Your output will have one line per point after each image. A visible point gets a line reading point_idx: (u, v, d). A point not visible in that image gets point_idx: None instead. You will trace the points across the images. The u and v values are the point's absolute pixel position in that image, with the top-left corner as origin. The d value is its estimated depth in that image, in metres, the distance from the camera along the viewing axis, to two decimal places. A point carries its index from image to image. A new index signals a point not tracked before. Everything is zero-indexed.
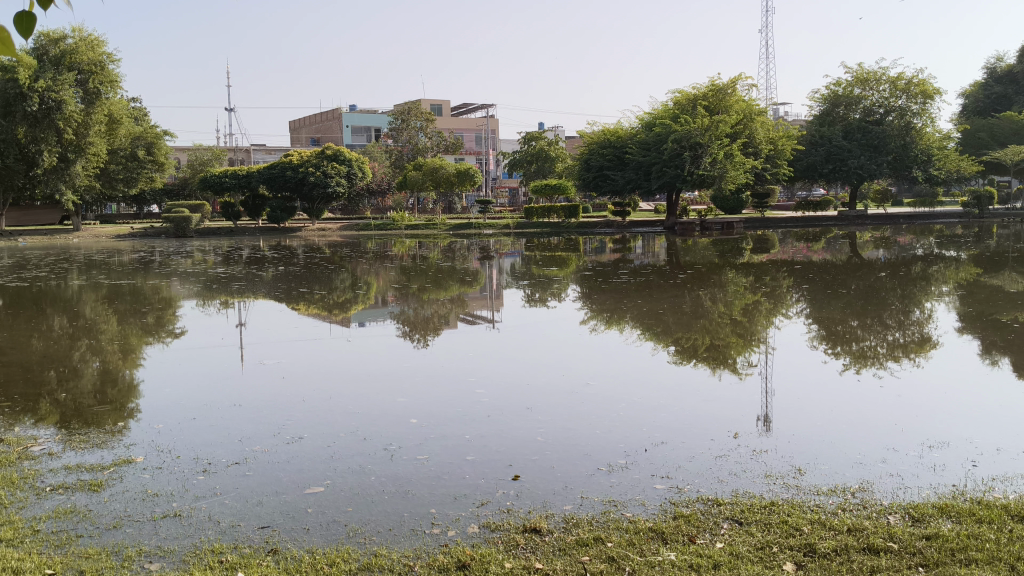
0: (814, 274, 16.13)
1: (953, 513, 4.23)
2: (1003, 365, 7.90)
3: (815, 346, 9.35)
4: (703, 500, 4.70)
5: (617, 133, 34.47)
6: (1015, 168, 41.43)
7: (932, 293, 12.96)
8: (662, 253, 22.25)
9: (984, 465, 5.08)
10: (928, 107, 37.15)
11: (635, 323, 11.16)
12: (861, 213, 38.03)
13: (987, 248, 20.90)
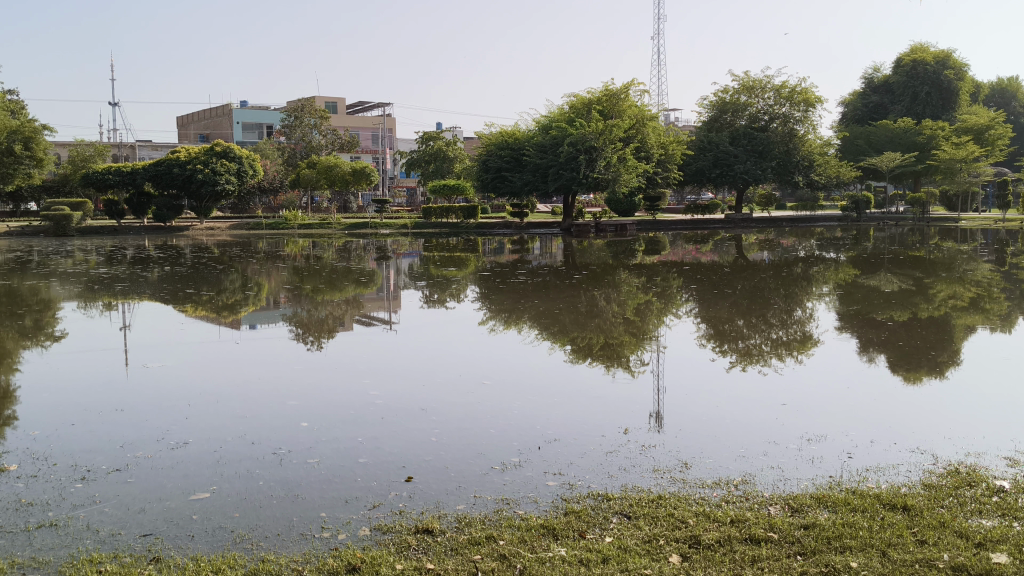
0: (702, 275, 16.58)
1: (830, 503, 4.40)
2: (879, 362, 8.27)
3: (704, 344, 9.60)
4: (594, 495, 4.77)
5: (515, 135, 34.63)
6: (890, 175, 43.59)
7: (813, 294, 13.50)
8: (557, 253, 22.56)
9: (858, 456, 5.31)
10: (810, 115, 38.60)
11: (532, 323, 11.23)
12: (747, 216, 39.30)
13: (863, 250, 21.95)
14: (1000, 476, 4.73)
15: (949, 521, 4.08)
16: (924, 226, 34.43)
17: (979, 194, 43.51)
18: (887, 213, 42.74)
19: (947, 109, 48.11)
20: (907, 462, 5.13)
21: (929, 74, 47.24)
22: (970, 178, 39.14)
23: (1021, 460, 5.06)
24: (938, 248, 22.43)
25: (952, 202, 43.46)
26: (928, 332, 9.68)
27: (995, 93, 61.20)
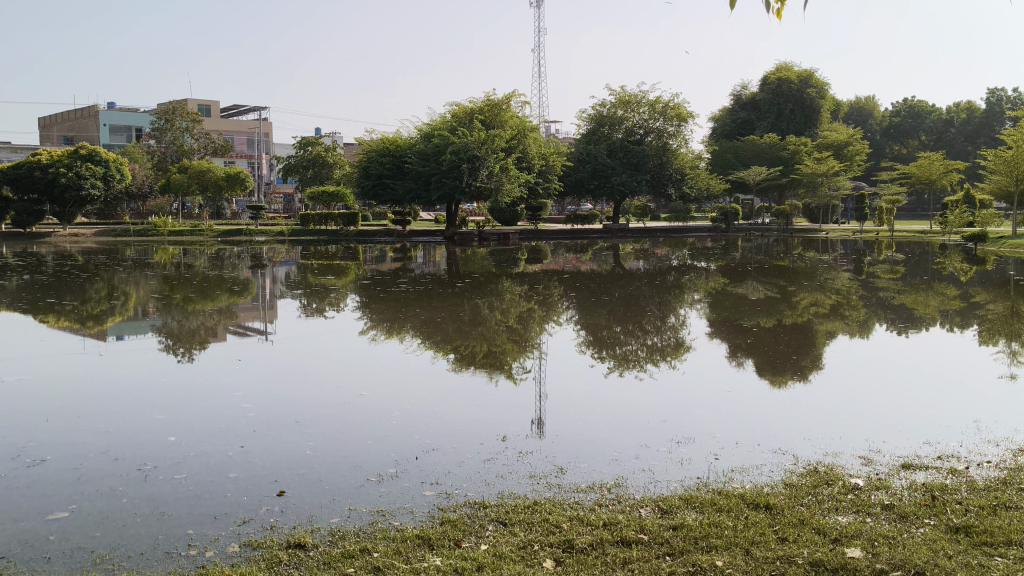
0: (581, 283, 16.90)
1: (698, 504, 4.54)
2: (748, 367, 8.60)
3: (584, 350, 9.77)
4: (470, 504, 4.77)
5: (396, 142, 34.33)
6: (758, 188, 45.53)
7: (685, 301, 13.96)
8: (438, 262, 22.56)
9: (725, 458, 5.50)
10: (682, 130, 40.05)
11: (414, 332, 11.15)
12: (624, 227, 40.29)
13: (732, 259, 22.88)
14: (855, 474, 4.98)
15: (808, 518, 4.27)
16: (788, 237, 36.15)
17: (839, 207, 45.99)
18: (755, 224, 44.58)
19: (809, 126, 50.68)
20: (769, 463, 5.34)
21: (792, 92, 49.63)
22: (830, 191, 41.36)
23: (874, 458, 5.34)
24: (800, 257, 23.65)
25: (814, 214, 45.77)
26: (791, 338, 10.14)
27: (853, 110, 64.87)
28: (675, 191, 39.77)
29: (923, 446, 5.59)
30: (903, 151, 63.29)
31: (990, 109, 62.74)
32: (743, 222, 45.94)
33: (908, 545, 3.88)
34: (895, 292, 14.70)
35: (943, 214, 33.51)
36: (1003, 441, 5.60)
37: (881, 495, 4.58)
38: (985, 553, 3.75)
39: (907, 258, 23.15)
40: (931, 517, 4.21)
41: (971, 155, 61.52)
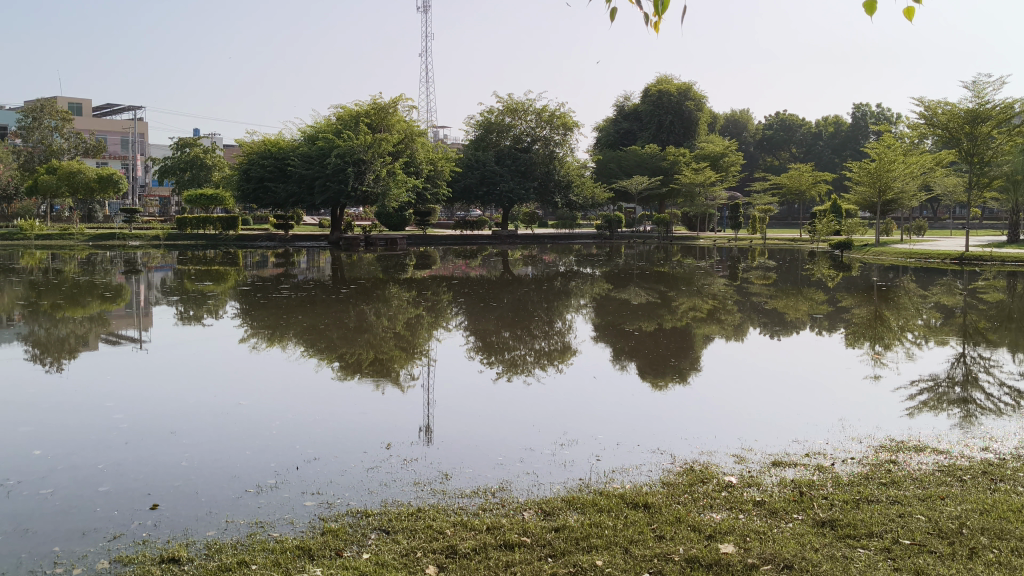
0: (469, 289, 16.92)
1: (579, 505, 4.62)
2: (631, 369, 8.79)
3: (472, 356, 9.79)
4: (352, 513, 4.71)
5: (278, 144, 33.57)
6: (640, 197, 46.62)
7: (572, 307, 14.14)
8: (323, 267, 22.24)
9: (606, 459, 5.61)
10: (568, 139, 40.73)
11: (297, 340, 10.92)
12: (512, 233, 40.57)
13: (616, 265, 23.42)
14: (728, 472, 5.17)
15: (684, 516, 4.40)
16: (669, 244, 37.18)
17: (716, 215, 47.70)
18: (638, 231, 45.66)
19: (688, 137, 52.31)
20: (648, 463, 5.48)
21: (672, 104, 51.12)
22: (708, 201, 42.86)
23: (746, 456, 5.55)
24: (679, 263, 24.40)
25: (692, 222, 47.27)
26: (672, 342, 10.43)
27: (728, 122, 67.34)
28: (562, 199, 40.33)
29: (793, 444, 5.84)
30: (776, 163, 66.09)
31: (856, 123, 66.13)
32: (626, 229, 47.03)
33: (778, 540, 4.04)
34: (768, 296, 15.35)
35: (812, 223, 35.25)
36: (866, 438, 5.89)
37: (752, 492, 4.77)
38: (849, 545, 3.95)
39: (779, 264, 24.25)
40: (799, 512, 4.39)
41: (837, 167, 64.84)
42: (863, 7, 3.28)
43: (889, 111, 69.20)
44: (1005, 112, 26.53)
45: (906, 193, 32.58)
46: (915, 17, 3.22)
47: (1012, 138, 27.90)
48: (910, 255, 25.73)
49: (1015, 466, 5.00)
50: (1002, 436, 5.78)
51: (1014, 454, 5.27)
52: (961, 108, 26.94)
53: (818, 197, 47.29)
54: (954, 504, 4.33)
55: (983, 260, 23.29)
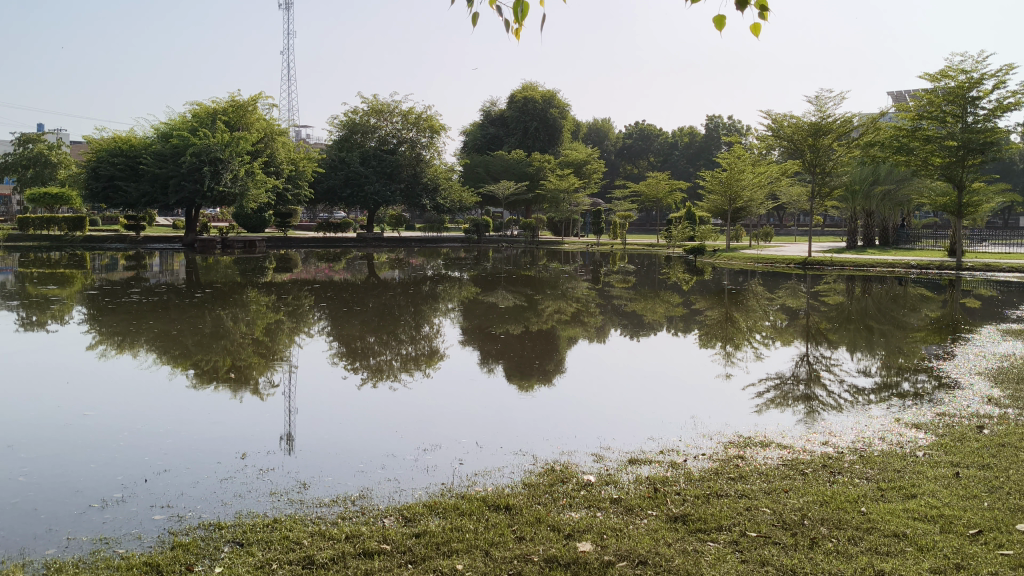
0: (332, 293, 16.66)
1: (440, 509, 4.61)
2: (497, 372, 8.86)
3: (335, 362, 9.61)
4: (204, 526, 4.54)
5: (130, 141, 32.11)
6: (507, 201, 47.09)
7: (439, 310, 14.13)
8: (178, 269, 21.41)
9: (468, 463, 5.62)
10: (435, 142, 40.78)
11: (149, 346, 10.44)
12: (377, 235, 40.16)
13: (482, 269, 23.55)
14: (587, 470, 5.27)
15: (544, 516, 4.45)
16: (535, 248, 37.73)
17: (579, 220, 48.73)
18: (504, 235, 46.05)
19: (552, 143, 53.28)
20: (510, 464, 5.52)
21: (537, 111, 51.92)
22: (571, 207, 43.76)
23: (604, 455, 5.68)
24: (544, 267, 24.83)
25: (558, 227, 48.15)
26: (536, 344, 10.53)
27: (591, 130, 69.02)
28: (429, 202, 40.25)
29: (648, 441, 6.02)
30: (635, 170, 68.14)
31: (710, 134, 69.06)
32: (491, 233, 47.42)
33: (634, 536, 4.15)
34: (628, 299, 15.78)
35: (668, 229, 36.55)
36: (716, 434, 6.14)
37: (610, 489, 4.88)
38: (699, 539, 4.09)
39: (639, 268, 25.02)
40: (653, 508, 4.53)
41: (693, 176, 67.53)
42: (713, 22, 3.43)
43: (740, 123, 72.61)
44: (844, 126, 28.30)
45: (755, 201, 34.24)
46: (759, 34, 3.42)
47: (851, 151, 29.79)
48: (759, 260, 27.03)
49: (851, 458, 5.32)
50: (840, 431, 6.13)
51: (851, 447, 5.62)
52: (805, 121, 28.50)
53: (676, 204, 49.06)
54: (797, 497, 4.56)
55: (824, 265, 24.72)
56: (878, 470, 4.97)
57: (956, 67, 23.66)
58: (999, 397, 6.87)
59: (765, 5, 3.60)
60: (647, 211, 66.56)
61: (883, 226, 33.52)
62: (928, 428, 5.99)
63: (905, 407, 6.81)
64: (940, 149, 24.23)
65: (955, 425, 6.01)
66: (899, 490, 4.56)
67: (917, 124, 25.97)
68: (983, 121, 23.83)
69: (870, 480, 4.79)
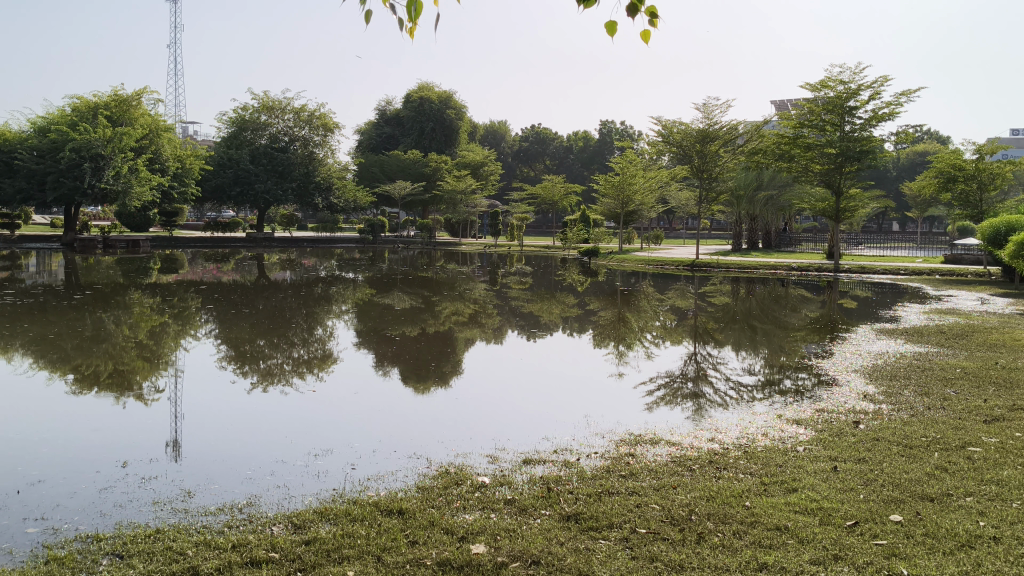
0: (220, 294, 16.22)
1: (331, 515, 4.53)
2: (392, 375, 8.76)
3: (224, 366, 9.33)
4: (81, 538, 4.34)
5: (3, 135, 30.48)
6: (402, 202, 46.84)
7: (331, 312, 13.92)
8: (55, 270, 20.41)
9: (361, 467, 5.54)
10: (329, 140, 40.29)
11: (24, 351, 9.93)
12: (268, 235, 39.32)
13: (376, 270, 23.32)
14: (481, 472, 5.26)
15: (438, 519, 4.43)
16: (430, 250, 37.63)
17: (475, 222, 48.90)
18: (399, 236, 45.75)
19: (448, 145, 53.20)
20: (403, 468, 5.47)
21: (433, 111, 51.84)
22: (468, 208, 43.82)
23: (499, 456, 5.68)
24: (439, 268, 24.78)
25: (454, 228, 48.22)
26: (432, 346, 10.46)
27: (486, 133, 69.30)
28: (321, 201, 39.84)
29: (542, 441, 6.06)
30: (531, 173, 68.75)
31: (604, 139, 70.34)
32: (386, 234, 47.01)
33: (526, 536, 4.17)
34: (524, 300, 15.87)
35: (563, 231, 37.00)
36: (608, 433, 6.23)
37: (504, 490, 4.89)
38: (591, 537, 4.14)
39: (534, 269, 25.24)
40: (547, 508, 4.56)
41: (587, 179, 68.67)
42: (605, 26, 3.49)
43: (632, 128, 74.18)
44: (730, 133, 29.19)
45: (647, 204, 35.00)
46: (651, 39, 3.49)
47: (736, 157, 30.78)
48: (650, 261, 27.67)
49: (736, 453, 5.48)
50: (726, 427, 6.31)
51: (736, 443, 5.78)
52: (694, 127, 29.28)
53: (570, 206, 49.72)
54: (684, 492, 4.67)
55: (711, 266, 25.48)
56: (760, 466, 5.13)
57: (835, 78, 24.73)
58: (872, 394, 7.20)
59: (655, 13, 3.69)
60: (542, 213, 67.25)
61: (766, 230, 34.76)
62: (808, 424, 6.23)
63: (787, 403, 7.06)
64: (820, 156, 25.29)
65: (834, 421, 6.26)
66: (782, 484, 4.73)
67: (799, 132, 26.99)
68: (860, 130, 25.00)
69: (754, 475, 4.94)
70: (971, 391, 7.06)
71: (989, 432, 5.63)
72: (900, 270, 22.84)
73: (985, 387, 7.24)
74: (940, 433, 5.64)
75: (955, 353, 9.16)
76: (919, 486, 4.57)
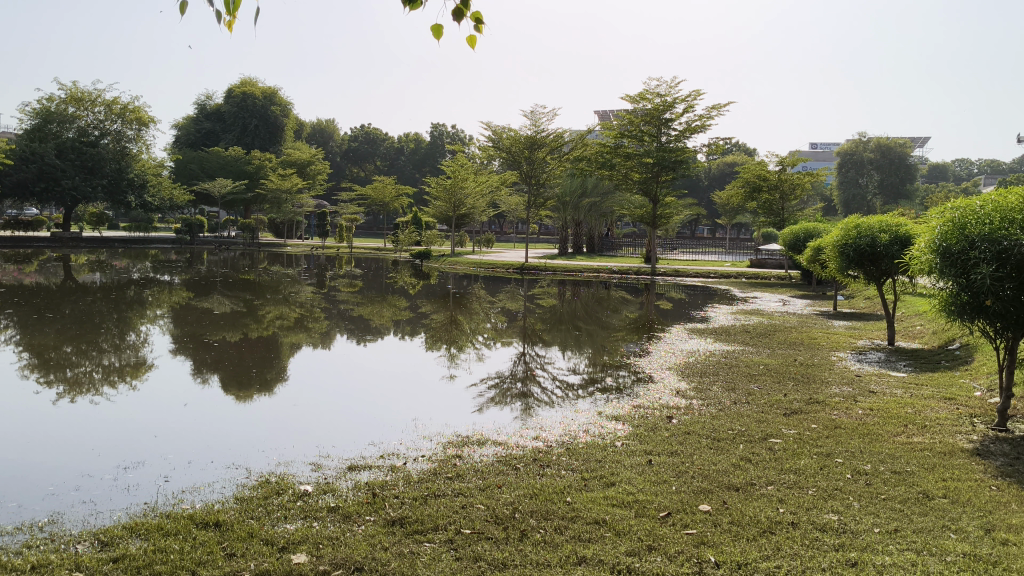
0: (20, 298, 15.18)
1: (142, 530, 4.31)
2: (213, 382, 8.41)
3: (25, 374, 8.69)
4: None
5: None
6: (224, 201, 45.27)
7: (147, 316, 13.32)
8: None
9: (175, 479, 5.29)
10: (142, 134, 38.85)
11: None
12: (75, 235, 36.88)
13: (195, 272, 22.30)
14: (303, 481, 5.14)
15: (257, 530, 4.29)
16: (253, 251, 36.57)
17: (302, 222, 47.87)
18: (221, 237, 44.16)
19: (273, 142, 51.97)
20: (221, 479, 5.26)
21: (257, 108, 50.54)
22: (294, 208, 42.95)
23: (323, 463, 5.57)
24: (264, 270, 24.15)
25: (279, 229, 47.18)
26: (256, 351, 10.15)
27: (314, 132, 68.12)
28: (134, 199, 38.31)
29: (368, 447, 5.99)
30: (361, 173, 68.11)
31: (434, 142, 70.69)
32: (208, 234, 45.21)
33: (350, 543, 4.09)
34: (353, 304, 15.65)
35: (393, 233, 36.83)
36: (435, 436, 6.24)
37: (327, 498, 4.78)
38: (416, 541, 4.12)
39: (363, 272, 25.01)
40: (371, 514, 4.50)
41: (418, 182, 68.83)
42: (432, 32, 3.30)
43: (463, 132, 74.96)
44: (556, 141, 29.98)
45: (477, 208, 35.43)
46: (479, 45, 3.33)
47: (562, 164, 31.64)
48: (479, 265, 27.98)
49: (559, 451, 5.62)
50: (550, 425, 6.44)
51: (559, 440, 5.92)
52: (522, 134, 29.76)
53: (401, 209, 49.58)
54: (509, 491, 4.74)
55: (539, 269, 26.06)
56: (582, 462, 5.28)
57: (653, 91, 25.83)
58: (684, 389, 7.57)
59: (480, 17, 3.51)
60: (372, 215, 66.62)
61: (590, 235, 35.93)
62: (626, 420, 6.47)
63: (608, 401, 7.31)
64: (640, 165, 26.37)
65: (649, 417, 6.53)
66: (601, 479, 4.88)
67: (620, 141, 27.97)
68: (676, 141, 26.26)
69: (576, 471, 5.08)
70: (772, 386, 7.55)
71: (787, 424, 6.04)
72: (713, 274, 24.16)
73: (785, 381, 7.77)
74: (744, 425, 6.00)
75: (760, 351, 9.76)
76: (725, 477, 4.83)
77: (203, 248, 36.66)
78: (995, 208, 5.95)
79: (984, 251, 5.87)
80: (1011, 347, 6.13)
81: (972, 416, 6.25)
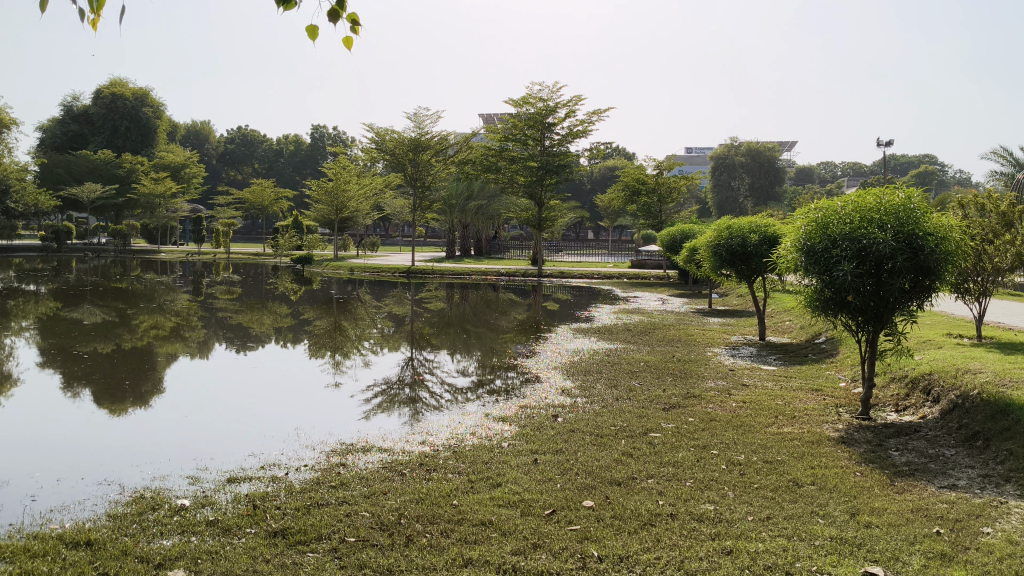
0: None
1: (6, 554, 4.08)
2: (84, 396, 8.04)
3: None
4: None
5: None
6: (93, 206, 43.25)
7: (10, 328, 12.63)
8: None
9: (43, 498, 5.05)
10: (5, 137, 37.13)
11: None
12: None
13: (63, 282, 21.25)
14: (181, 495, 4.99)
15: (130, 548, 4.13)
16: (126, 258, 35.08)
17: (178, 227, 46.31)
18: (92, 244, 42.19)
19: (144, 144, 50.37)
20: (92, 496, 5.05)
21: (128, 108, 48.85)
22: (169, 214, 41.51)
23: (200, 476, 5.42)
24: (137, 278, 23.20)
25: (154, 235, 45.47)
26: (131, 363, 9.76)
27: (188, 133, 66.11)
28: None
29: (248, 458, 5.85)
30: (239, 176, 66.38)
31: (314, 143, 69.55)
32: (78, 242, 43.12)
33: (230, 557, 4.00)
34: (232, 311, 15.25)
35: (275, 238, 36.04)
36: (318, 444, 6.14)
37: (205, 512, 4.65)
38: (298, 551, 4.05)
39: (242, 278, 24.35)
40: (252, 526, 4.40)
41: (298, 184, 67.62)
42: (305, 32, 3.25)
43: (345, 134, 74.15)
44: (440, 144, 30.02)
45: (360, 211, 35.02)
46: (354, 46, 3.30)
47: (447, 167, 31.66)
48: (364, 269, 27.63)
49: (445, 454, 5.62)
50: (436, 430, 6.43)
51: (446, 444, 5.93)
52: (405, 136, 29.45)
53: (281, 212, 48.57)
54: (394, 497, 4.71)
55: (426, 273, 25.97)
56: (467, 464, 5.29)
57: (535, 96, 26.11)
58: (569, 388, 7.69)
59: (356, 18, 3.48)
60: (251, 219, 64.96)
61: (477, 237, 36.08)
62: (511, 420, 6.54)
63: (495, 402, 7.36)
64: (524, 167, 26.71)
65: (534, 416, 6.60)
66: (487, 480, 4.91)
67: (504, 145, 28.13)
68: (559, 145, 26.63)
69: (462, 474, 5.09)
70: (652, 382, 7.75)
71: (666, 418, 6.20)
72: (597, 275, 24.63)
73: (664, 377, 7.98)
74: (626, 421, 6.12)
75: (641, 348, 10.02)
76: (607, 471, 4.93)
77: (72, 257, 34.97)
78: (854, 208, 6.30)
79: (846, 249, 6.19)
80: (872, 339, 6.48)
81: (837, 406, 6.58)
